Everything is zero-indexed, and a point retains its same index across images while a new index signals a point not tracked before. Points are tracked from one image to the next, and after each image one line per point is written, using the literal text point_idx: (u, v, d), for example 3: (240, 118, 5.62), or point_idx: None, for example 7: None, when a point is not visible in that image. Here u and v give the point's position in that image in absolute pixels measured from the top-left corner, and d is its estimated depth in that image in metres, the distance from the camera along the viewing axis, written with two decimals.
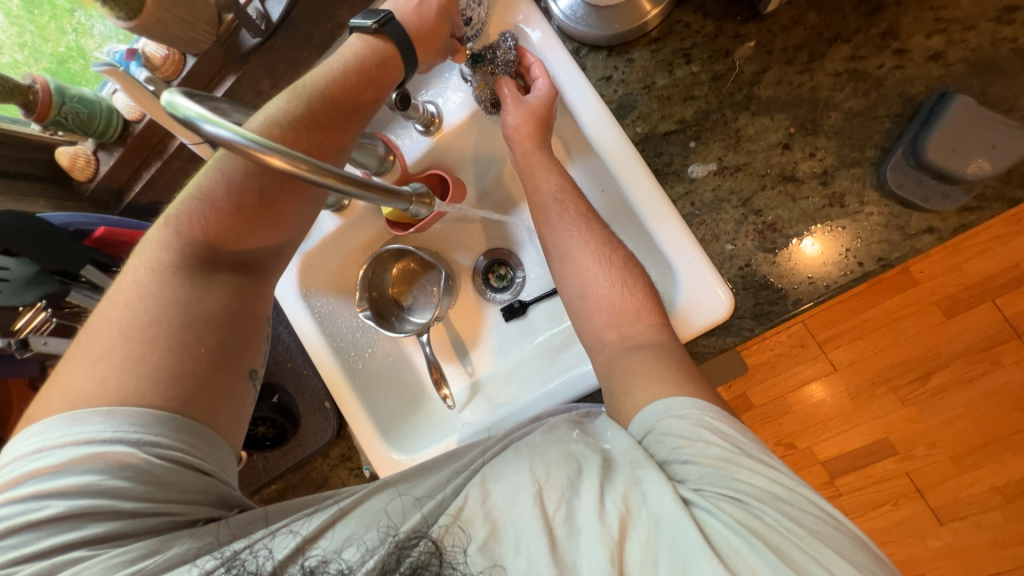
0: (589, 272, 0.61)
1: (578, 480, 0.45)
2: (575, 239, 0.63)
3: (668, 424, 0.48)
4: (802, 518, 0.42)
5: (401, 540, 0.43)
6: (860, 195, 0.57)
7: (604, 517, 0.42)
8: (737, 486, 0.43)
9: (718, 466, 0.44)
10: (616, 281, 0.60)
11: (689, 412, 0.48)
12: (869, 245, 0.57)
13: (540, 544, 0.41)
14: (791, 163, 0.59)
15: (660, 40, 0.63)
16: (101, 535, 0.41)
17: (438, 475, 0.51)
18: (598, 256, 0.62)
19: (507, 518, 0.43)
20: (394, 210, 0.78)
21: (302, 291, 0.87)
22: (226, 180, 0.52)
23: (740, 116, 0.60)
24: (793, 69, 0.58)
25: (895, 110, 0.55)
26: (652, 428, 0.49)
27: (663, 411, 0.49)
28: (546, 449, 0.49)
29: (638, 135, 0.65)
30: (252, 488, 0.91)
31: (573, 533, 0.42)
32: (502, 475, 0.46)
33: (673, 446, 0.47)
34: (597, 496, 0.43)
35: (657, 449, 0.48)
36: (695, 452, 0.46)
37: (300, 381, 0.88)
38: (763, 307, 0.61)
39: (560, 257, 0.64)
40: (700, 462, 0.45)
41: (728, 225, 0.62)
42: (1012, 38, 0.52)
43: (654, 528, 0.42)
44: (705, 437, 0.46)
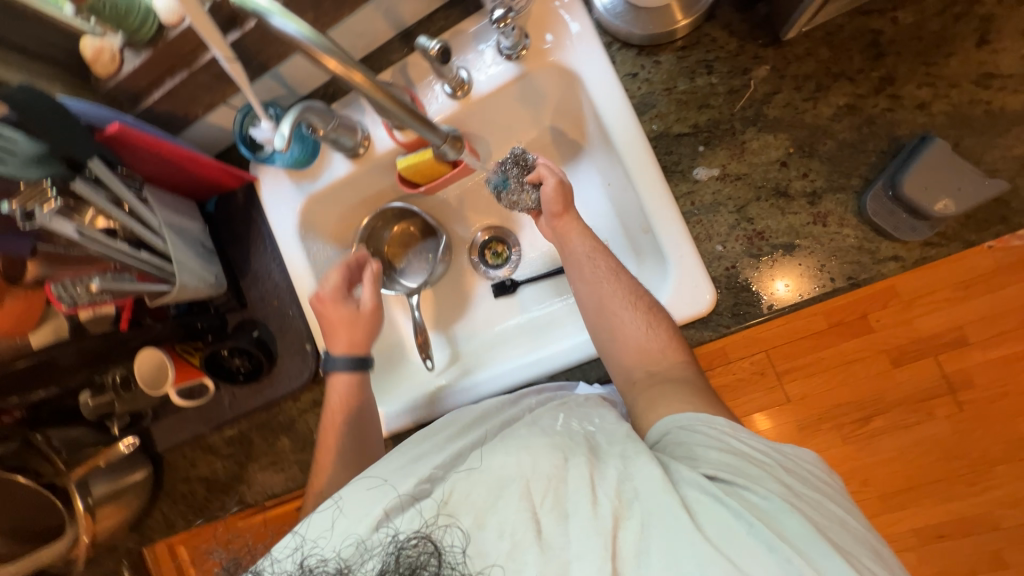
0: (620, 315, 0.65)
1: (570, 474, 0.50)
2: (613, 292, 0.66)
3: (698, 429, 0.54)
4: (811, 514, 0.46)
5: (402, 541, 0.50)
6: (841, 218, 0.63)
7: (597, 509, 0.47)
8: (741, 478, 0.48)
9: (734, 462, 0.50)
10: (644, 324, 0.65)
11: (706, 418, 0.55)
12: (842, 264, 0.63)
13: (526, 535, 0.47)
14: (785, 180, 0.64)
15: (687, 48, 0.68)
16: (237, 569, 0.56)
17: (432, 461, 0.56)
18: (629, 289, 0.66)
19: (494, 516, 0.49)
20: (410, 166, 0.80)
21: (301, 232, 0.87)
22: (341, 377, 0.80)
23: (748, 129, 0.65)
24: (800, 96, 0.63)
25: (881, 147, 0.61)
26: (683, 426, 0.55)
27: (690, 420, 0.55)
28: (531, 441, 0.53)
29: (653, 131, 0.69)
30: (214, 423, 0.90)
31: (565, 519, 0.48)
32: (490, 471, 0.51)
33: (692, 442, 0.53)
34: (590, 492, 0.48)
35: (682, 440, 0.54)
36: (716, 449, 0.51)
37: (284, 321, 0.87)
38: (742, 307, 0.66)
39: (595, 308, 0.67)
40: (720, 456, 0.50)
41: (721, 227, 0.67)
42: (987, 101, 0.58)
43: (644, 519, 0.47)
44: (721, 439, 0.52)
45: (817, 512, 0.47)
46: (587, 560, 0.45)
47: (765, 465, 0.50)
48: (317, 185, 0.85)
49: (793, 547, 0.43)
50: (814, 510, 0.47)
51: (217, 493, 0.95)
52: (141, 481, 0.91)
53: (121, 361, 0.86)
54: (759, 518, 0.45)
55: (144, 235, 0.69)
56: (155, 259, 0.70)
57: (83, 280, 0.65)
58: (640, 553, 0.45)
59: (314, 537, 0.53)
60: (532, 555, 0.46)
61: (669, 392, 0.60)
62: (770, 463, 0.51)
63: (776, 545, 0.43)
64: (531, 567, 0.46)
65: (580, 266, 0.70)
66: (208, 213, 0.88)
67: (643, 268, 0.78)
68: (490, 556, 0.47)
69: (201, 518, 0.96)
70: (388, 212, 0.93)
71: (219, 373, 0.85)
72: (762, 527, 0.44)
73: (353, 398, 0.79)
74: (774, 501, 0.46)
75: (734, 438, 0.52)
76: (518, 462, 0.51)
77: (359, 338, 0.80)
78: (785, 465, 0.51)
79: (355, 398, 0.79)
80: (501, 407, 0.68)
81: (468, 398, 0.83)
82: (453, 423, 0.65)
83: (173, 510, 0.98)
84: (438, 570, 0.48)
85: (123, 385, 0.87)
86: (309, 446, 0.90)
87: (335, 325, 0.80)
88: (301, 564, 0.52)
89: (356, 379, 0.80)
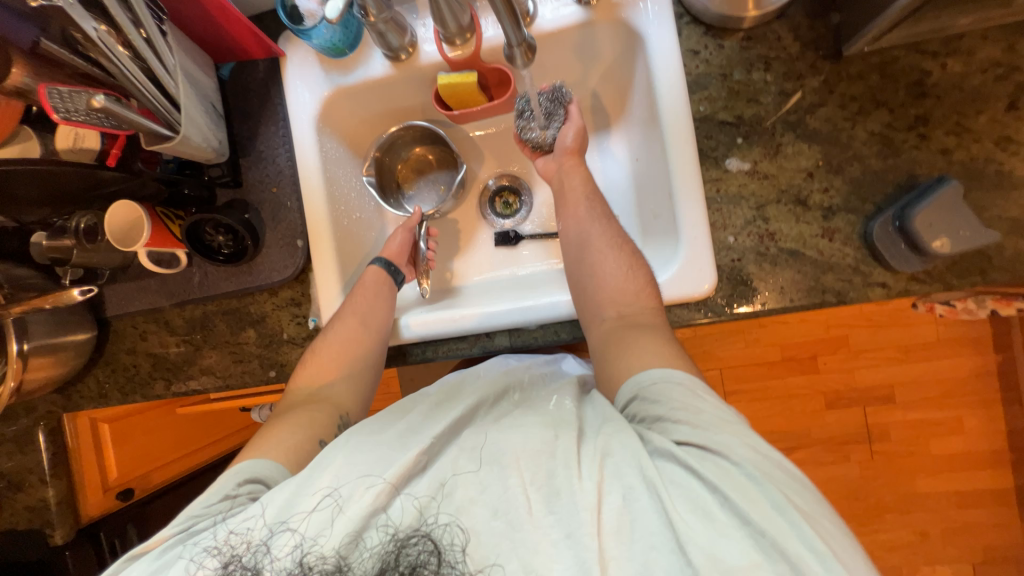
0: (602, 252, 0.71)
1: (561, 450, 0.51)
2: (600, 233, 0.72)
3: (664, 389, 0.54)
4: (775, 478, 0.47)
5: (402, 539, 0.49)
6: (846, 237, 0.67)
7: (581, 482, 0.48)
8: (711, 443, 0.48)
9: (702, 426, 0.50)
10: (624, 265, 0.69)
11: (681, 383, 0.55)
12: (836, 279, 0.67)
13: (518, 514, 0.47)
14: (807, 190, 0.68)
15: (751, 41, 0.70)
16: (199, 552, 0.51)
17: (428, 431, 0.55)
18: (612, 236, 0.72)
19: (484, 495, 0.49)
20: (450, 85, 0.76)
21: (318, 123, 0.82)
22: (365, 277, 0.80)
23: (787, 134, 0.68)
24: (842, 114, 0.67)
25: (898, 181, 0.66)
26: (645, 390, 0.56)
27: (658, 377, 0.56)
28: (524, 421, 0.55)
29: (699, 113, 0.71)
30: (177, 298, 0.85)
31: (557, 494, 0.48)
32: (483, 445, 0.52)
33: (662, 411, 0.53)
34: (573, 466, 0.49)
35: (650, 407, 0.54)
36: (684, 414, 0.51)
37: (279, 210, 0.83)
38: (736, 298, 0.69)
39: (579, 244, 0.73)
40: (691, 423, 0.50)
41: (737, 220, 0.70)
42: (1001, 162, 0.63)
43: (625, 499, 0.47)
44: (689, 402, 0.52)
45: (781, 470, 0.48)
46: (576, 539, 0.46)
47: (732, 427, 0.50)
48: (350, 78, 0.81)
49: (762, 515, 0.44)
50: (779, 470, 0.48)
51: (162, 373, 0.88)
52: (82, 341, 0.84)
53: (90, 206, 0.79)
54: (731, 487, 0.45)
55: (158, 72, 0.64)
56: (162, 98, 0.65)
57: (86, 92, 0.59)
58: (622, 529, 0.46)
59: (313, 535, 0.49)
60: (527, 531, 0.47)
61: (641, 331, 0.63)
62: (736, 424, 0.51)
63: (747, 518, 0.44)
64: (528, 543, 0.46)
65: (574, 203, 0.76)
66: (221, 78, 0.82)
67: (648, 247, 0.80)
68: (478, 531, 0.47)
69: (138, 396, 0.89)
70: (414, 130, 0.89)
71: (198, 248, 0.81)
72: (735, 498, 0.45)
73: (378, 287, 0.80)
74: (744, 465, 0.47)
75: (702, 400, 0.53)
76: (507, 443, 0.52)
77: (404, 255, 0.86)
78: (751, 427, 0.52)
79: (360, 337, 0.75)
80: (494, 384, 0.65)
81: (454, 329, 0.77)
82: (459, 392, 0.65)
83: (108, 379, 0.89)
84: (437, 570, 0.47)
85: (88, 233, 0.80)
86: (274, 343, 0.86)
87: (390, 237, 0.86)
88: (299, 562, 0.48)
89: (382, 279, 0.81)
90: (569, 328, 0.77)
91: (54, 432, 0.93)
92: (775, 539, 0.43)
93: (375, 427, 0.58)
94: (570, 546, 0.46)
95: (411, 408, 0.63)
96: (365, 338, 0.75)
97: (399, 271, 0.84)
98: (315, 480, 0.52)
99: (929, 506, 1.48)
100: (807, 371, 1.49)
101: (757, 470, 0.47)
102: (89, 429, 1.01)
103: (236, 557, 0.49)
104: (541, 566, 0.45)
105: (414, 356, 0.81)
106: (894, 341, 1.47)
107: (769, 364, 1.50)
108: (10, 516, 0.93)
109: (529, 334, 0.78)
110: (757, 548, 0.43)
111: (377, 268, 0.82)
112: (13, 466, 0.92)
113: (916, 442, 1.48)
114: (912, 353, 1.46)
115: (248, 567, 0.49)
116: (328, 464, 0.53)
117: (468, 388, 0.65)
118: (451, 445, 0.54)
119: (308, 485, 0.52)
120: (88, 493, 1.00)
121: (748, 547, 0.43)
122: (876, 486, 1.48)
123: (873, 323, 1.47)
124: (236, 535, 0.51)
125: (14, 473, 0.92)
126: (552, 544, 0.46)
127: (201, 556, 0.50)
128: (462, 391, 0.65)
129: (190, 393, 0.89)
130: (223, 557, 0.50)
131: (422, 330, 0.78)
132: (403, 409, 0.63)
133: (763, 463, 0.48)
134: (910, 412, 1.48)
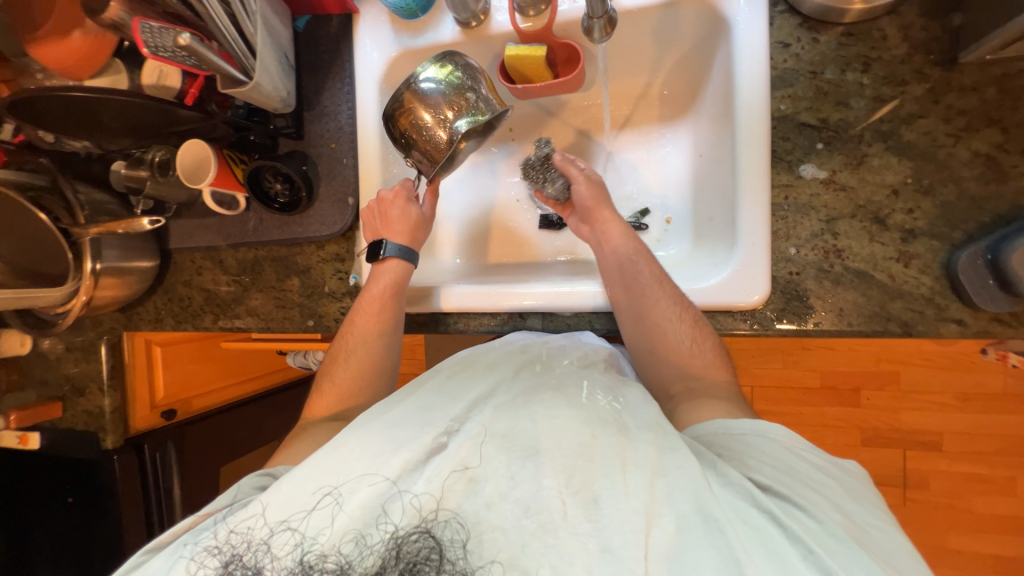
0: (659, 319, 0.66)
1: (601, 451, 0.49)
2: (654, 303, 0.66)
3: (753, 438, 0.53)
4: (862, 539, 0.45)
5: (400, 536, 0.48)
6: (925, 264, 0.61)
7: (629, 498, 0.46)
8: (797, 497, 0.46)
9: (794, 481, 0.48)
10: (688, 337, 0.65)
11: (772, 437, 0.53)
12: (905, 307, 0.62)
13: (552, 516, 0.46)
14: (888, 208, 0.62)
15: (851, 37, 0.64)
16: (198, 550, 0.50)
17: (448, 413, 0.53)
18: (673, 300, 0.66)
19: (515, 490, 0.48)
20: (517, 56, 0.74)
21: (381, 84, 0.83)
22: (382, 281, 0.77)
23: (875, 144, 0.63)
24: (944, 129, 0.61)
25: (999, 210, 0.59)
26: (734, 433, 0.54)
27: (748, 429, 0.54)
28: (558, 410, 0.52)
29: (779, 111, 0.66)
30: (232, 239, 0.89)
31: (598, 502, 0.47)
32: (512, 433, 0.51)
33: (749, 459, 0.50)
34: (621, 481, 0.47)
35: (730, 445, 0.53)
36: (774, 467, 0.49)
37: (334, 166, 0.85)
38: (787, 314, 0.65)
39: (631, 314, 0.68)
40: (782, 477, 0.48)
41: (803, 231, 0.65)
42: None
43: (680, 525, 0.45)
44: (780, 457, 0.50)
45: (873, 540, 0.45)
46: (617, 555, 0.44)
47: (823, 490, 0.48)
48: (418, 41, 0.80)
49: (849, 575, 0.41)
50: (872, 537, 0.45)
51: (213, 307, 0.94)
52: (146, 268, 0.90)
53: (165, 142, 0.83)
54: (819, 544, 0.43)
55: (238, 13, 0.65)
56: (241, 43, 0.67)
57: (174, 29, 0.61)
58: (674, 558, 0.43)
59: (314, 534, 0.48)
60: (561, 539, 0.46)
61: (703, 383, 0.63)
62: (827, 483, 0.49)
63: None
64: (562, 551, 0.45)
65: (619, 263, 0.70)
66: (296, 30, 0.84)
67: (697, 249, 0.77)
68: (504, 529, 0.47)
69: (189, 325, 0.95)
70: (453, 69, 0.71)
71: (256, 193, 0.84)
72: (822, 555, 0.42)
73: (394, 293, 0.77)
74: (833, 526, 0.44)
75: (794, 456, 0.51)
76: (542, 436, 0.50)
77: (419, 237, 0.81)
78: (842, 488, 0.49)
79: (374, 344, 0.75)
80: (510, 354, 0.64)
81: (486, 302, 0.76)
82: (473, 361, 0.63)
83: (165, 306, 0.96)
84: (438, 568, 0.46)
85: (160, 167, 0.85)
86: (315, 294, 0.89)
87: (392, 219, 0.79)
88: (301, 561, 0.47)
89: (406, 271, 0.79)
90: (604, 320, 0.75)
91: (115, 347, 1.01)
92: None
93: (373, 413, 0.55)
94: (610, 562, 0.44)
95: (423, 382, 0.60)
96: (381, 347, 0.75)
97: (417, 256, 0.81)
98: (314, 479, 0.50)
99: (959, 563, 1.38)
100: (846, 403, 1.41)
101: (847, 534, 0.44)
102: (144, 350, 1.10)
103: (238, 556, 0.48)
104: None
105: (445, 325, 0.82)
106: (952, 387, 1.35)
107: (805, 390, 1.42)
108: (72, 416, 1.03)
109: (561, 320, 0.77)
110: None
111: (396, 261, 0.79)
112: (77, 371, 1.01)
113: (957, 496, 1.37)
114: (970, 403, 1.35)
115: (249, 566, 0.47)
116: (327, 461, 0.50)
117: (483, 360, 0.63)
118: (474, 424, 0.52)
119: (306, 484, 0.49)
120: (137, 408, 1.09)
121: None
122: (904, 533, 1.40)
123: (930, 363, 1.36)
124: (236, 534, 0.49)
125: (78, 378, 1.02)
126: (588, 556, 0.45)
127: (201, 555, 0.49)
128: (477, 364, 0.62)
129: (235, 330, 0.94)
130: (224, 556, 0.48)
131: (455, 302, 0.78)
132: (416, 383, 0.61)
133: (856, 528, 0.45)
134: (956, 464, 1.37)
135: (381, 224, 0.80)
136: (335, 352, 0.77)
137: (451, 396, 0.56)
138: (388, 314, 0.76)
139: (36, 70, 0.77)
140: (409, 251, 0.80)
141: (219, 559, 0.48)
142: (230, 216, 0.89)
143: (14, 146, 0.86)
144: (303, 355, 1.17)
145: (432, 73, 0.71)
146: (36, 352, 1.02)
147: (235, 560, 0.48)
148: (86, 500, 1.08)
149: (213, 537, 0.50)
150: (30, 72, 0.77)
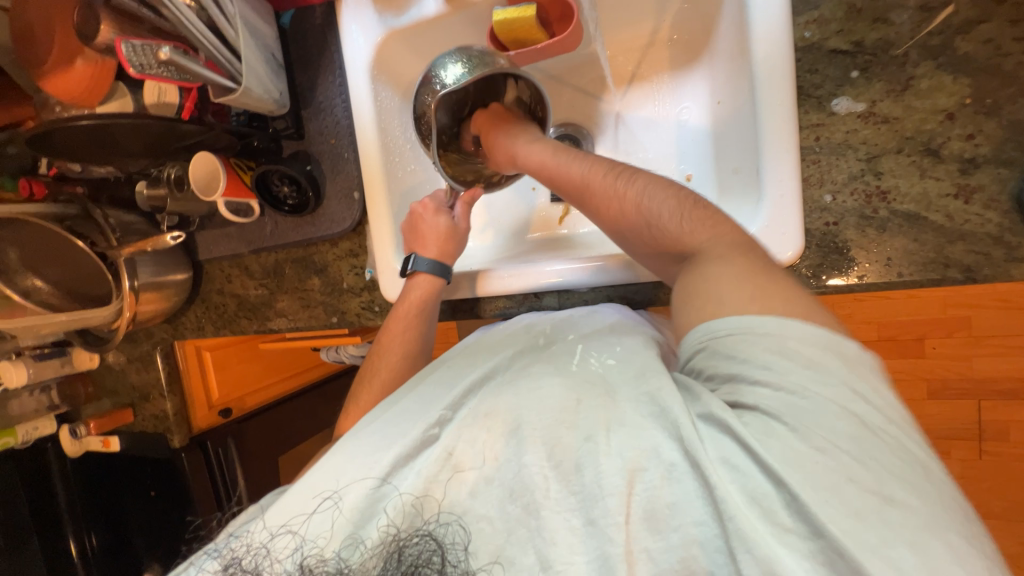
0: (658, 222, 0.55)
1: (584, 415, 0.46)
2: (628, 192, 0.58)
3: (749, 337, 0.43)
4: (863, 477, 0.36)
5: (403, 538, 0.48)
6: (990, 196, 0.54)
7: (609, 454, 0.44)
8: (789, 418, 0.39)
9: (786, 389, 0.40)
10: (676, 208, 0.55)
11: (766, 333, 0.43)
12: (967, 250, 0.54)
13: (534, 497, 0.45)
14: (942, 136, 0.55)
15: None
16: (214, 547, 0.53)
17: (442, 402, 0.53)
18: (678, 204, 0.55)
19: (498, 473, 0.47)
20: (505, 20, 0.69)
21: (371, 71, 0.80)
22: (421, 305, 0.75)
23: (923, 63, 0.55)
24: (1011, 33, 0.52)
25: None
26: (725, 334, 0.45)
27: (735, 328, 0.45)
28: (545, 379, 0.50)
29: (804, 39, 0.59)
30: (252, 245, 0.91)
31: (579, 469, 0.44)
32: (495, 412, 0.49)
33: (735, 368, 0.43)
34: (602, 435, 0.44)
35: (725, 348, 0.45)
36: (761, 374, 0.42)
37: (337, 162, 0.84)
38: (826, 267, 0.59)
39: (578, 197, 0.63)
40: (773, 389, 0.41)
41: (840, 174, 0.58)
42: None
43: (667, 476, 0.41)
44: (771, 359, 0.42)
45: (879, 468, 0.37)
46: (598, 527, 0.43)
47: (822, 396, 0.40)
48: (403, 21, 0.77)
49: (842, 530, 0.35)
50: (881, 455, 0.37)
51: (245, 312, 0.98)
52: (180, 280, 0.95)
53: (178, 158, 0.85)
54: (805, 490, 0.36)
55: (216, 18, 0.66)
56: (224, 50, 0.68)
57: (154, 44, 0.63)
58: (654, 519, 0.41)
59: (314, 536, 0.49)
60: (543, 518, 0.45)
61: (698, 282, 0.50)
62: (832, 380, 0.40)
63: (821, 532, 0.36)
64: (545, 532, 0.45)
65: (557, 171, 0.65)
66: (282, 26, 0.84)
67: (721, 207, 0.70)
68: (488, 518, 0.46)
69: (227, 331, 1.00)
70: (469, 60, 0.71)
71: (267, 199, 0.85)
72: (808, 505, 0.36)
73: (423, 309, 0.75)
74: (830, 457, 0.37)
75: (793, 354, 0.42)
76: (523, 412, 0.48)
77: (451, 249, 0.77)
78: (858, 391, 0.40)
79: (406, 361, 0.75)
80: (516, 334, 0.65)
81: (512, 285, 0.74)
82: (478, 349, 0.64)
83: (204, 315, 1.01)
84: (440, 569, 0.47)
85: (176, 183, 0.88)
86: (336, 291, 0.91)
87: (424, 233, 0.77)
88: (300, 565, 0.48)
89: (436, 286, 0.76)
90: (621, 291, 0.74)
91: (169, 355, 1.09)
92: (855, 563, 0.34)
93: (373, 417, 0.56)
94: (592, 535, 0.43)
95: (428, 375, 0.62)
96: (414, 362, 0.75)
97: (446, 272, 0.76)
98: (310, 484, 0.51)
99: None
100: (906, 355, 1.29)
101: (847, 456, 0.37)
102: (196, 357, 1.18)
103: (238, 559, 0.51)
104: (557, 562, 0.44)
105: (464, 310, 0.82)
106: None
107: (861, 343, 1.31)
108: (142, 420, 1.13)
109: (578, 292, 0.75)
110: (825, 566, 0.35)
111: (427, 276, 0.75)
112: (140, 380, 1.10)
113: None
114: None
115: (248, 569, 0.50)
116: (325, 467, 0.52)
117: (488, 345, 0.65)
118: (467, 410, 0.51)
119: (309, 489, 0.51)
120: (197, 409, 1.18)
121: (812, 562, 0.36)
122: (980, 489, 1.29)
123: (1006, 305, 1.22)
124: (238, 539, 0.52)
125: (142, 386, 1.10)
126: (571, 533, 0.44)
127: (206, 558, 0.52)
128: (480, 349, 0.64)
129: (268, 331, 0.98)
130: (224, 560, 0.51)
131: (491, 287, 0.76)
132: (423, 375, 0.63)
133: (862, 447, 0.38)
134: None
135: (413, 239, 0.79)
136: (365, 369, 0.77)
137: (445, 386, 0.57)
138: (419, 337, 0.75)
139: (53, 103, 0.80)
140: (441, 266, 0.76)
141: (221, 558, 0.51)
142: (246, 223, 0.91)
143: (52, 179, 0.93)
144: (337, 351, 1.21)
145: (455, 73, 0.71)
146: (104, 365, 1.12)
147: (235, 560, 0.51)
148: (166, 492, 1.19)
149: (221, 539, 0.53)
150: (49, 106, 0.81)
